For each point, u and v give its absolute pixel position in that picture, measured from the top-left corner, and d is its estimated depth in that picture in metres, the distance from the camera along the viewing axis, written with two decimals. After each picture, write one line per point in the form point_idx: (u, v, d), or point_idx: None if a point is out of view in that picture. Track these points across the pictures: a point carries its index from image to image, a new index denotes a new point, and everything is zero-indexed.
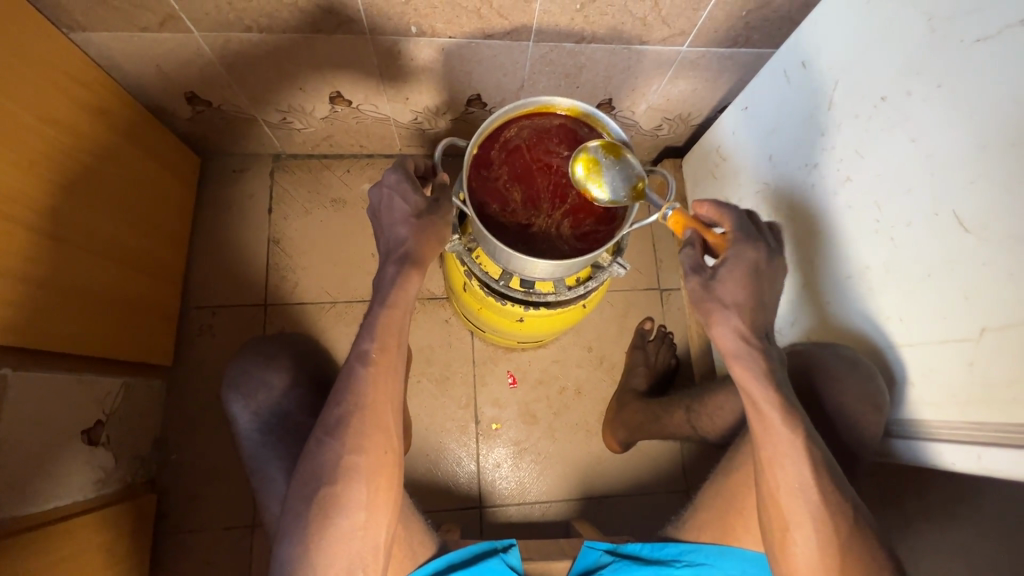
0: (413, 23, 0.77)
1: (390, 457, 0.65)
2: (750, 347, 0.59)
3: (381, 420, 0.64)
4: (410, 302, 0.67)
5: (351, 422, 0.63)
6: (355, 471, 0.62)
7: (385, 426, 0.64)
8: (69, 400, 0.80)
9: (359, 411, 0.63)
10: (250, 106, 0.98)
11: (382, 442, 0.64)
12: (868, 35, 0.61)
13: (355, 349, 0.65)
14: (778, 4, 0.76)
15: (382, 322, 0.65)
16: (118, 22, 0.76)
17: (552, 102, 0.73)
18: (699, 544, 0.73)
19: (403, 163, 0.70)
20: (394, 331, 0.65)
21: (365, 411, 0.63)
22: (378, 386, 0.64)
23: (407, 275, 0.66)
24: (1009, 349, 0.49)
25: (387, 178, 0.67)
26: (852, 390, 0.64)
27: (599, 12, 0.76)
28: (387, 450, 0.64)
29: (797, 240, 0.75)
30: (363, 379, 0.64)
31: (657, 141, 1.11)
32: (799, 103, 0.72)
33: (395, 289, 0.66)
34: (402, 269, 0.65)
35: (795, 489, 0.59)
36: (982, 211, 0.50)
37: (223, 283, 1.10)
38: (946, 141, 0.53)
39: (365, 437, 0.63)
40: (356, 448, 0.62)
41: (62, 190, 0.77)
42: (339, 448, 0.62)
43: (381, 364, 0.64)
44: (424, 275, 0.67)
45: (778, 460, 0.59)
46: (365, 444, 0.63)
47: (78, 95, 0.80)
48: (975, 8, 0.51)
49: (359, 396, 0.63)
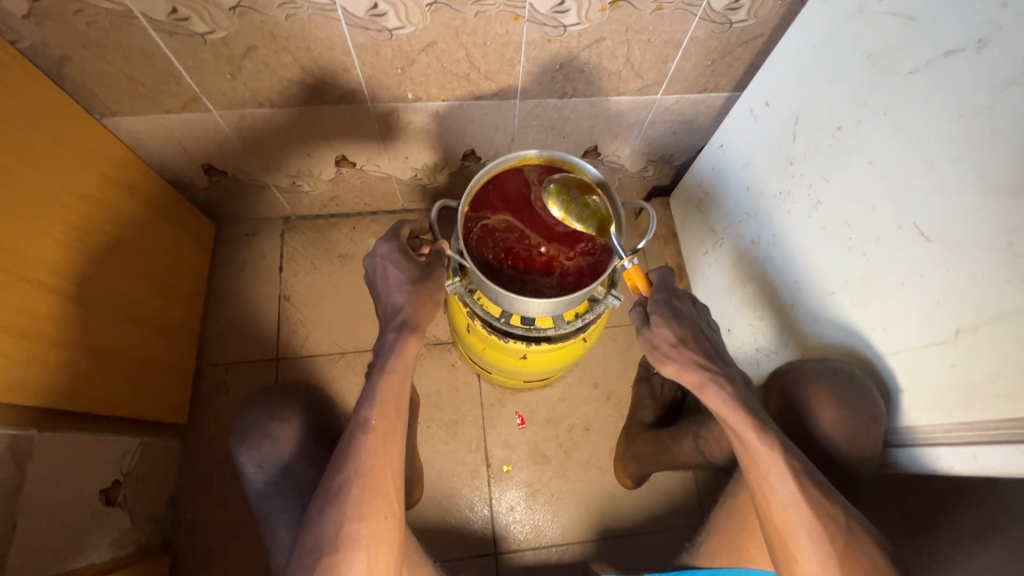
0: (409, 90, 0.86)
1: (391, 523, 0.65)
2: (712, 375, 0.64)
3: (381, 485, 0.65)
4: (407, 368, 0.69)
5: (350, 494, 0.63)
6: (355, 541, 0.62)
7: (385, 492, 0.65)
8: (91, 459, 0.82)
9: (358, 479, 0.64)
10: (262, 173, 1.05)
11: (381, 507, 0.64)
12: (818, 73, 0.67)
13: (355, 416, 0.67)
14: (739, 54, 0.85)
15: (381, 389, 0.68)
16: (145, 106, 0.85)
17: (527, 155, 0.77)
18: (717, 571, 0.72)
19: (396, 232, 0.75)
20: (393, 397, 0.68)
21: (366, 477, 0.64)
22: (377, 451, 0.65)
23: (405, 341, 0.69)
24: (985, 348, 0.50)
25: (379, 250, 0.73)
26: (854, 412, 0.65)
27: (577, 69, 0.85)
28: (387, 515, 0.64)
29: (780, 262, 0.78)
30: (361, 448, 0.65)
31: (644, 182, 1.18)
32: (770, 136, 0.77)
33: (394, 355, 0.69)
34: (401, 335, 0.69)
35: (790, 508, 0.59)
36: (938, 221, 0.52)
37: (238, 340, 1.14)
38: (899, 160, 0.56)
39: (363, 505, 0.63)
40: (355, 515, 0.63)
41: (95, 260, 0.83)
42: (339, 517, 0.62)
43: (380, 430, 0.66)
44: (422, 339, 0.70)
45: (768, 480, 0.60)
46: (364, 511, 0.63)
47: (108, 172, 0.87)
48: (904, 45, 0.54)
49: (359, 463, 0.64)
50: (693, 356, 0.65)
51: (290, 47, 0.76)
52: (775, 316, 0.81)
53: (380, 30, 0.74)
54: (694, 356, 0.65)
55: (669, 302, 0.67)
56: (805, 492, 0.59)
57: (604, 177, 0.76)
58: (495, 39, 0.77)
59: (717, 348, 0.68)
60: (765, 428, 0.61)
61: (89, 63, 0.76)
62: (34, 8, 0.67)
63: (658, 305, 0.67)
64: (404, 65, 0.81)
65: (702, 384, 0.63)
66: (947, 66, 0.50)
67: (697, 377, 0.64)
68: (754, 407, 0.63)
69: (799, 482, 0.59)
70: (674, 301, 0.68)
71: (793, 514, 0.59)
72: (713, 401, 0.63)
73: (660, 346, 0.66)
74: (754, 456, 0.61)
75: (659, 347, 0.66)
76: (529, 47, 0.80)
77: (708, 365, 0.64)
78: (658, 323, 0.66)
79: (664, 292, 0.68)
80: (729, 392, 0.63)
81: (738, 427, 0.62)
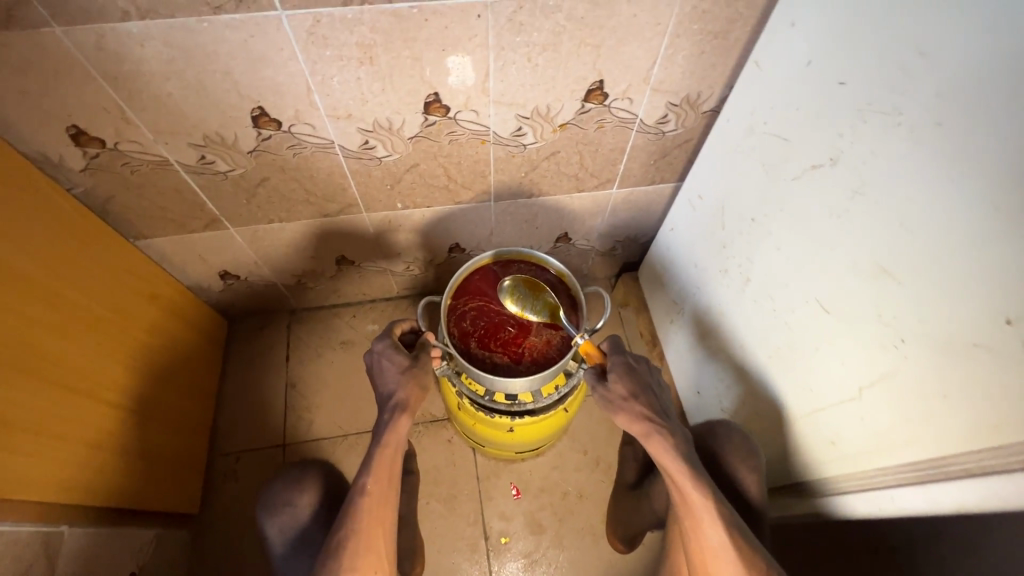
0: (399, 201, 1.00)
1: None
2: (656, 426, 0.74)
3: (374, 544, 0.71)
4: (399, 441, 0.78)
5: (345, 548, 0.70)
6: None
7: (376, 548, 0.71)
8: (112, 552, 0.88)
9: (353, 536, 0.71)
10: (271, 275, 1.19)
11: (372, 564, 0.70)
12: (732, 175, 0.81)
13: (355, 481, 0.75)
14: (676, 154, 1.00)
15: (377, 459, 0.76)
16: (173, 229, 1.00)
17: (499, 253, 0.91)
18: None
19: (389, 330, 0.86)
20: (386, 466, 0.76)
21: (361, 535, 0.71)
22: (371, 512, 0.73)
23: (397, 419, 0.78)
24: (882, 401, 0.59)
25: (376, 347, 0.83)
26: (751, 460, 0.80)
27: (540, 175, 1.00)
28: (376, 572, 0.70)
29: (727, 330, 0.88)
30: (359, 510, 0.72)
31: (615, 260, 1.31)
32: (707, 223, 0.90)
33: (388, 430, 0.77)
34: (394, 415, 0.78)
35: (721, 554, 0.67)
36: (830, 297, 0.63)
37: (248, 428, 1.22)
38: (797, 246, 0.68)
39: (356, 560, 0.69)
40: (349, 569, 0.69)
41: (127, 366, 0.94)
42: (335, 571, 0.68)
43: (375, 493, 0.74)
44: (413, 418, 0.80)
45: (701, 527, 0.69)
46: (358, 565, 0.69)
47: (139, 286, 1.00)
48: (785, 159, 0.68)
49: (355, 523, 0.72)
50: (641, 409, 0.76)
51: (297, 176, 0.91)
52: (730, 378, 0.90)
53: (371, 158, 0.90)
54: (642, 410, 0.76)
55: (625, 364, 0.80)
56: (733, 540, 0.67)
57: (565, 267, 0.90)
58: (468, 158, 0.93)
59: (662, 403, 0.79)
60: (699, 477, 0.70)
61: (129, 200, 0.91)
62: (90, 163, 0.83)
63: (616, 365, 0.80)
64: (393, 182, 0.96)
65: (648, 433, 0.74)
66: (816, 176, 0.63)
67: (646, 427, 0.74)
68: (692, 457, 0.73)
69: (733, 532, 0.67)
70: (630, 362, 0.81)
71: (725, 558, 0.67)
72: (658, 451, 0.73)
73: (614, 399, 0.77)
74: (689, 504, 0.70)
75: (614, 400, 0.78)
76: (497, 162, 0.95)
77: (653, 417, 0.75)
78: (614, 379, 0.78)
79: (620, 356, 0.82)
80: (670, 443, 0.73)
81: (676, 475, 0.71)
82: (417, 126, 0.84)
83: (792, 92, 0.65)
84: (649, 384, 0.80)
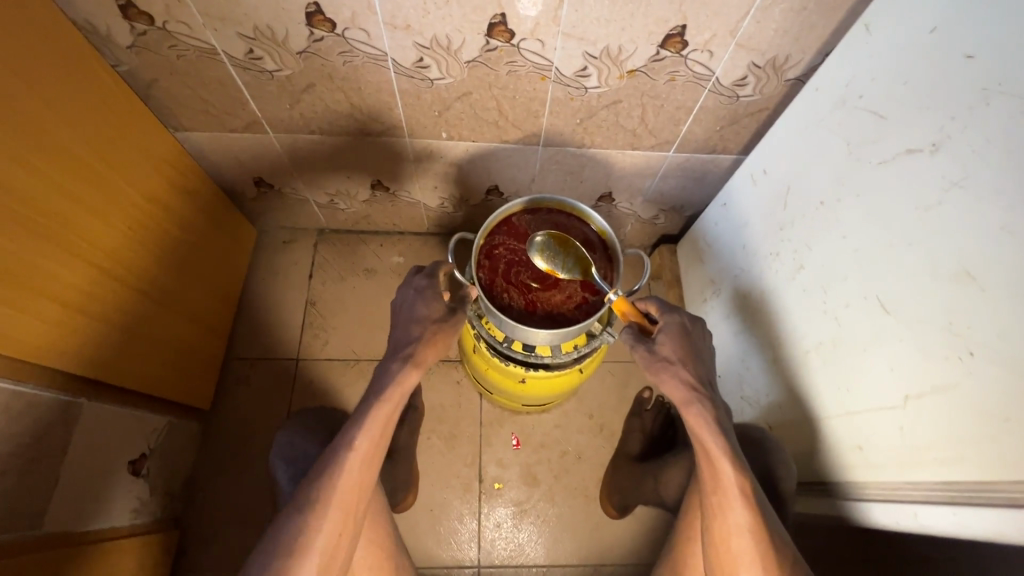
0: (444, 130, 0.96)
1: (342, 538, 0.72)
2: (696, 397, 0.74)
3: (344, 501, 0.72)
4: (399, 397, 0.77)
5: (320, 500, 0.70)
6: (310, 547, 0.69)
7: (346, 505, 0.72)
8: (126, 431, 0.91)
9: (327, 489, 0.71)
10: (305, 189, 1.16)
11: (338, 522, 0.71)
12: (806, 152, 0.74)
13: (346, 432, 0.75)
14: (746, 123, 0.93)
15: (374, 414, 0.75)
16: (213, 125, 0.97)
17: (543, 199, 0.87)
18: None
19: (433, 268, 0.85)
20: (381, 424, 0.75)
21: (335, 490, 0.71)
22: (353, 468, 0.73)
23: (405, 372, 0.77)
24: (927, 415, 0.55)
25: (417, 283, 0.83)
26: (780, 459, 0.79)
27: (596, 125, 0.94)
28: (340, 533, 0.71)
29: (767, 317, 0.84)
30: (342, 463, 0.72)
31: (655, 229, 1.26)
32: (766, 201, 0.84)
33: (393, 383, 0.77)
34: (403, 367, 0.77)
35: (744, 532, 0.67)
36: (895, 297, 0.58)
37: (265, 338, 1.23)
38: (868, 238, 0.62)
39: (325, 516, 0.70)
40: (316, 524, 0.69)
41: (153, 255, 0.94)
42: (301, 522, 0.69)
43: (361, 450, 0.73)
44: (421, 375, 0.79)
45: (728, 504, 0.69)
46: (325, 523, 0.70)
47: (174, 178, 0.99)
48: (875, 139, 0.61)
49: (334, 477, 0.72)
50: (685, 377, 0.75)
51: (344, 87, 0.87)
52: (759, 367, 0.87)
53: (423, 79, 0.85)
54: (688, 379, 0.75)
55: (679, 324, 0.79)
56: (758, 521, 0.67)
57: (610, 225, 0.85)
58: (523, 93, 0.87)
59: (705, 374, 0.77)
60: (735, 456, 0.70)
61: (172, 87, 0.88)
62: (137, 41, 0.79)
63: (669, 326, 0.79)
64: (441, 109, 0.91)
65: (687, 403, 0.74)
66: (909, 162, 0.56)
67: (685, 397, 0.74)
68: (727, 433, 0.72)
69: (756, 510, 0.68)
70: (684, 324, 0.79)
71: (749, 540, 0.67)
72: (694, 420, 0.73)
73: (661, 359, 0.77)
74: (720, 480, 0.69)
75: (658, 363, 0.77)
76: (553, 103, 0.89)
77: (696, 386, 0.75)
78: (662, 342, 0.77)
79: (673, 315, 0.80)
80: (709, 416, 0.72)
81: (713, 452, 0.70)
82: (477, 49, 0.78)
83: (904, 61, 0.58)
84: (697, 351, 0.78)
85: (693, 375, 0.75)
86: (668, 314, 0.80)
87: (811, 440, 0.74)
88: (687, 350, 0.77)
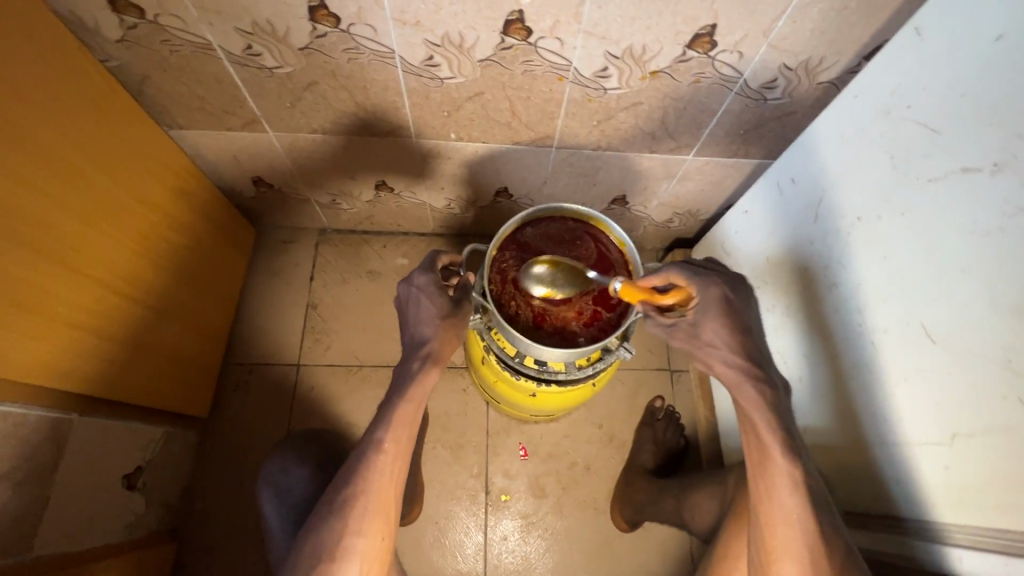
0: (453, 131, 0.91)
1: (384, 543, 0.70)
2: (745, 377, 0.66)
3: (384, 506, 0.69)
4: (421, 398, 0.73)
5: (356, 507, 0.67)
6: (350, 553, 0.67)
7: (385, 512, 0.70)
8: (120, 445, 0.88)
9: (364, 496, 0.68)
10: (306, 189, 1.12)
11: (381, 527, 0.69)
12: (841, 163, 0.70)
13: (369, 434, 0.71)
14: (772, 127, 0.88)
15: (398, 415, 0.71)
16: (209, 123, 0.92)
17: (560, 207, 0.82)
18: None
19: (432, 263, 0.79)
20: (407, 425, 0.72)
21: (371, 498, 0.68)
22: (385, 473, 0.69)
23: (427, 372, 0.73)
24: (979, 455, 0.52)
25: (419, 281, 0.76)
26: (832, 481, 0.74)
27: (613, 127, 0.89)
28: (382, 534, 0.70)
29: (795, 334, 0.80)
30: (373, 469, 0.69)
31: (669, 232, 1.22)
32: (793, 212, 0.80)
33: (413, 383, 0.73)
34: (423, 366, 0.73)
35: (791, 518, 0.62)
36: (945, 327, 0.55)
37: (264, 342, 1.19)
38: (912, 262, 0.58)
39: (364, 522, 0.68)
40: (356, 531, 0.67)
41: (147, 261, 0.89)
42: (340, 529, 0.67)
43: (392, 453, 0.70)
44: (441, 371, 0.75)
45: (773, 488, 0.64)
46: (364, 528, 0.68)
47: (167, 178, 0.94)
48: (925, 155, 0.57)
49: (368, 483, 0.68)
50: (732, 359, 0.67)
51: (347, 85, 0.82)
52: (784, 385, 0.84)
53: (432, 78, 0.80)
54: (741, 361, 0.66)
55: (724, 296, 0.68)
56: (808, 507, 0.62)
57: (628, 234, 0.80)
58: (539, 94, 0.82)
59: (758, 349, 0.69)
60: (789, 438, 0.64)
61: (165, 83, 0.83)
62: (127, 35, 0.74)
63: (707, 298, 0.68)
64: (451, 109, 0.86)
65: (738, 384, 0.67)
66: (966, 183, 0.52)
67: (735, 381, 0.67)
68: (785, 415, 0.65)
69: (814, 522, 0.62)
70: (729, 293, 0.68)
71: (797, 528, 0.62)
72: (746, 401, 0.66)
73: (704, 343, 0.68)
74: (768, 465, 0.64)
75: (701, 347, 0.68)
76: (569, 104, 0.84)
77: (749, 368, 0.66)
78: (707, 322, 0.67)
79: (706, 282, 0.68)
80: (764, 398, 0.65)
81: (764, 435, 0.64)
82: (491, 47, 0.73)
83: (965, 71, 0.53)
84: (744, 320, 0.68)
85: (746, 353, 0.67)
86: (703, 286, 0.68)
87: (843, 467, 0.72)
88: (734, 326, 0.67)
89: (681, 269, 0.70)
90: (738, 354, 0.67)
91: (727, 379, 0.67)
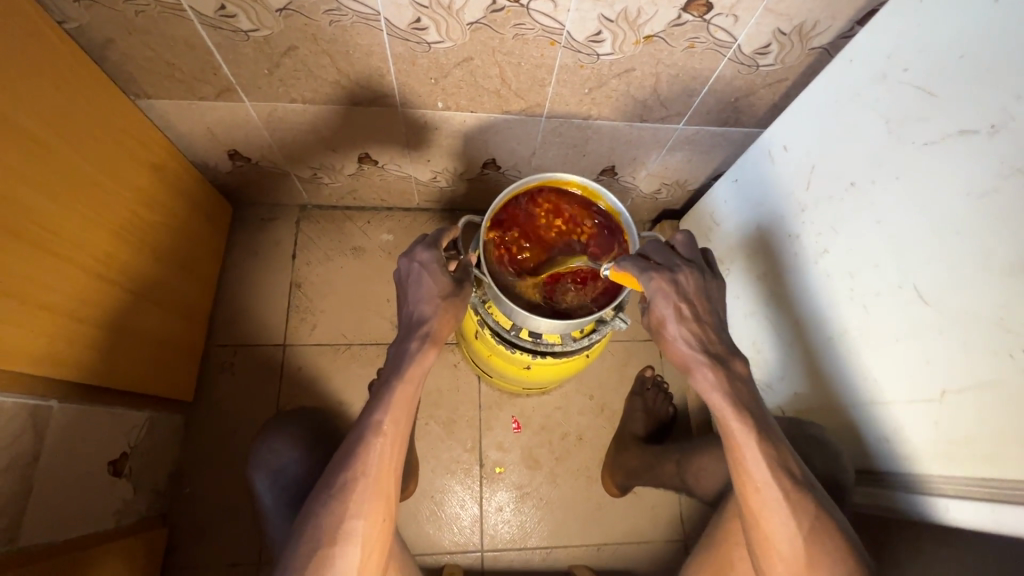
0: (440, 100, 0.88)
1: (384, 527, 0.67)
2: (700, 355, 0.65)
3: (383, 487, 0.67)
4: (419, 378, 0.72)
5: (354, 487, 0.65)
6: (352, 537, 0.64)
7: (386, 493, 0.67)
8: (103, 431, 0.85)
9: (362, 480, 0.65)
10: (285, 163, 1.07)
11: (381, 509, 0.66)
12: (834, 128, 0.70)
13: (368, 417, 0.68)
14: (763, 94, 0.88)
15: (397, 395, 0.70)
16: (180, 92, 0.87)
17: (555, 177, 0.80)
18: None
19: (435, 238, 0.77)
20: (406, 405, 0.70)
21: (371, 479, 0.66)
22: (384, 455, 0.67)
23: (425, 352, 0.72)
24: (970, 408, 0.54)
25: (422, 257, 0.75)
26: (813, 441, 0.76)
27: (605, 95, 0.87)
28: (382, 520, 0.67)
29: (784, 301, 0.81)
30: (372, 451, 0.67)
31: (657, 203, 1.22)
32: (784, 179, 0.80)
33: (412, 364, 0.71)
34: (423, 346, 0.72)
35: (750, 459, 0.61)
36: (937, 287, 0.56)
37: (247, 323, 1.16)
38: (906, 226, 0.59)
39: (365, 503, 0.65)
40: (357, 513, 0.65)
41: (120, 239, 0.84)
42: (340, 513, 0.64)
43: (390, 436, 0.68)
44: (440, 352, 0.74)
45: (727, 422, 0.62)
46: (365, 510, 0.65)
47: (137, 152, 0.88)
48: (921, 117, 0.58)
49: (366, 466, 0.66)
50: (685, 340, 0.66)
51: (329, 50, 0.78)
52: (772, 351, 0.85)
53: (419, 43, 0.76)
54: (694, 343, 0.65)
55: (662, 284, 0.65)
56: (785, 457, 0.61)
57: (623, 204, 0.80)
58: (530, 60, 0.79)
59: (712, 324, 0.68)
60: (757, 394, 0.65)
61: (131, 48, 0.78)
62: None
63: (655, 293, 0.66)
64: (438, 76, 0.83)
65: (689, 365, 0.66)
66: (963, 146, 0.53)
67: (691, 363, 0.65)
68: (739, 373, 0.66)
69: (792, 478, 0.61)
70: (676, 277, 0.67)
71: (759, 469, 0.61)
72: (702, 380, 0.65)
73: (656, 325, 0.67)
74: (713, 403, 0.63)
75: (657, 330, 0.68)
76: (561, 70, 0.82)
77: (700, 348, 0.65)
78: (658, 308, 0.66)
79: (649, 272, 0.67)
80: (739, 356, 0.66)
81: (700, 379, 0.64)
82: (481, 10, 0.70)
83: (966, 32, 0.54)
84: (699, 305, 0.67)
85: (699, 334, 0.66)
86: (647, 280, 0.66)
87: (831, 427, 0.74)
88: (683, 310, 0.66)
89: (635, 260, 0.68)
90: (696, 333, 0.66)
91: (683, 360, 0.66)
